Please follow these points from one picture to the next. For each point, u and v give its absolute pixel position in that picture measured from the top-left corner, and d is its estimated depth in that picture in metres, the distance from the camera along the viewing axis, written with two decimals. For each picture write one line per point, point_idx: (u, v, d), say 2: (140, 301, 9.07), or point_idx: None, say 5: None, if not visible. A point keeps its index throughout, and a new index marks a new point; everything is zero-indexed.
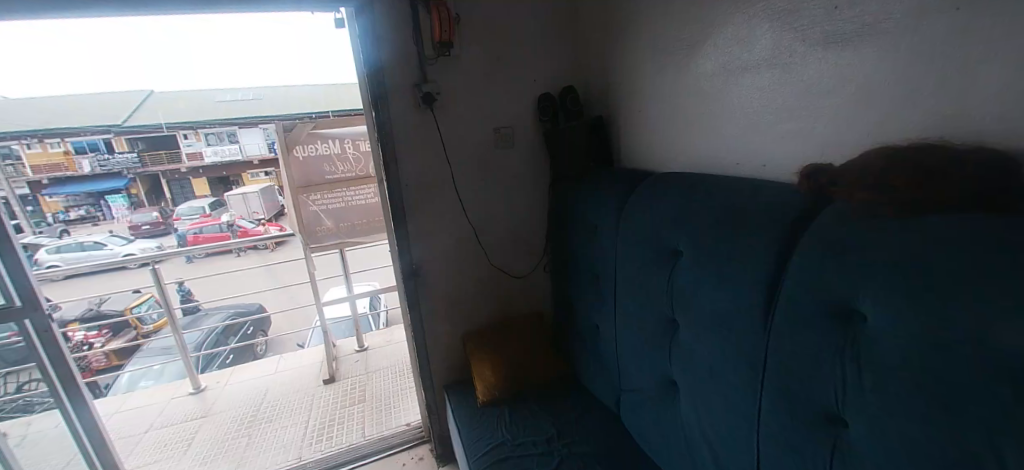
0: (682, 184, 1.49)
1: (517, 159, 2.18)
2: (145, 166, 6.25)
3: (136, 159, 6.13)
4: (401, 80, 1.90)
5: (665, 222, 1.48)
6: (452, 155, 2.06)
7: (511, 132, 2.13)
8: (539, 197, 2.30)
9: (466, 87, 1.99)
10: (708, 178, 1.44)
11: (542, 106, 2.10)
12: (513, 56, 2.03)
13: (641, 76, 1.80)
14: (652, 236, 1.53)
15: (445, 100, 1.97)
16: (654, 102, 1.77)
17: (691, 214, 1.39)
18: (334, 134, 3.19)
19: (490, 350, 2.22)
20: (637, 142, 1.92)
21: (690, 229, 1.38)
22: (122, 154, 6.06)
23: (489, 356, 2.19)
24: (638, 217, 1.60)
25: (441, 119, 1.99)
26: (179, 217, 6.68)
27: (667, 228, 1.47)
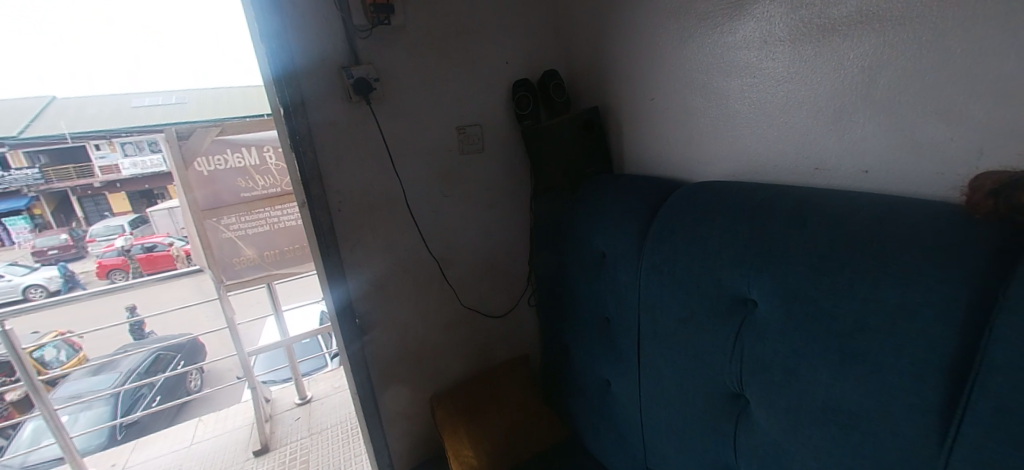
0: (743, 200, 1.03)
1: (488, 168, 1.65)
2: (49, 180, 4.93)
3: (38, 175, 4.81)
4: (319, 60, 1.31)
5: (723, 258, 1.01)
6: (401, 167, 1.50)
7: (479, 132, 1.59)
8: (519, 215, 1.77)
9: (414, 72, 1.44)
10: (783, 191, 0.99)
11: (518, 98, 1.57)
12: (477, 30, 1.50)
13: (658, 53, 1.33)
14: (704, 275, 1.06)
15: (386, 91, 1.41)
16: (677, 87, 1.30)
17: (770, 247, 0.93)
18: (246, 140, 2.50)
19: (467, 419, 1.67)
20: (648, 142, 1.44)
21: (769, 269, 0.92)
22: (19, 171, 4.72)
23: (466, 429, 1.64)
24: (674, 248, 1.13)
25: (381, 118, 1.43)
26: (94, 238, 5.38)
27: (728, 266, 1.00)
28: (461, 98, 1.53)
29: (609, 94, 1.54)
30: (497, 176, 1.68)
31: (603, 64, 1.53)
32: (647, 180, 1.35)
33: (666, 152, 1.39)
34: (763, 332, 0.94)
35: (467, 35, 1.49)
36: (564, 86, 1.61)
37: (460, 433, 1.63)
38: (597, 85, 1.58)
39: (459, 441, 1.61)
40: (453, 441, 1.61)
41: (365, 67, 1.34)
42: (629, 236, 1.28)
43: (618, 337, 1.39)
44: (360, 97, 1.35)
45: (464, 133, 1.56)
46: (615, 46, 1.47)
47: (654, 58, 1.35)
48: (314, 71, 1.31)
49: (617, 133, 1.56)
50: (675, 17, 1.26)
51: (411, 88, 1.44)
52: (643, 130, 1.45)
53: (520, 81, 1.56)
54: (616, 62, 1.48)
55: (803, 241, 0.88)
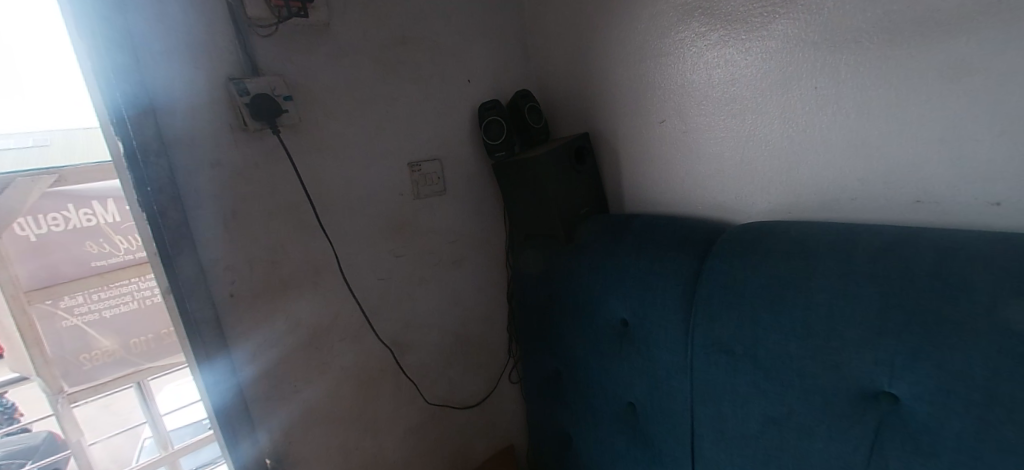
0: (856, 251, 0.72)
1: (452, 215, 1.23)
2: None
3: None
4: (190, 65, 0.81)
5: (849, 337, 0.68)
6: (331, 223, 1.01)
7: (438, 169, 1.18)
8: (492, 274, 1.36)
9: (346, 88, 1.00)
10: (916, 234, 0.69)
11: (487, 124, 1.19)
12: (429, 37, 1.12)
13: (670, 63, 1.04)
14: (816, 362, 0.72)
15: (305, 115, 0.95)
16: (701, 104, 1.01)
17: (937, 323, 0.61)
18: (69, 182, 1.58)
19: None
20: (662, 175, 1.12)
21: (946, 356, 0.60)
22: None
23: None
24: (757, 323, 0.78)
25: (298, 154, 0.95)
26: None
27: (859, 348, 0.68)
28: (412, 124, 1.12)
29: (598, 118, 1.23)
30: (464, 225, 1.26)
31: (589, 81, 1.23)
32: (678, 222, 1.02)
33: (689, 186, 1.07)
34: (936, 449, 0.62)
35: (417, 42, 1.10)
36: (540, 111, 1.28)
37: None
38: (581, 108, 1.27)
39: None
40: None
41: (271, 79, 0.89)
42: (671, 302, 0.92)
43: (659, 440, 1.01)
44: (263, 123, 0.87)
45: (418, 171, 1.14)
46: (606, 58, 1.17)
47: (664, 70, 1.05)
48: (183, 85, 0.81)
49: (612, 165, 1.24)
50: (692, 17, 0.98)
51: (342, 110, 1.00)
52: (653, 161, 1.13)
53: (488, 104, 1.20)
54: (608, 77, 1.18)
55: (1006, 314, 0.57)
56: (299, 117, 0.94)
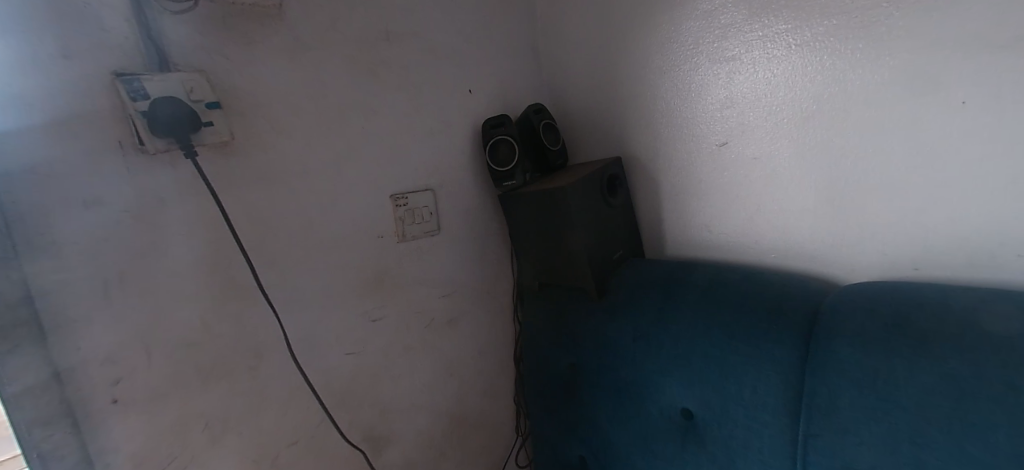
0: None
1: (448, 262, 0.94)
2: None
3: None
4: (48, 50, 0.52)
5: None
6: (277, 281, 0.71)
7: (431, 202, 0.89)
8: (498, 334, 1.06)
9: (304, 95, 0.72)
10: None
11: (494, 145, 0.93)
12: (421, 35, 0.86)
13: (736, 70, 0.80)
14: None
15: (242, 131, 0.66)
16: (780, 124, 0.77)
17: None
18: None
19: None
20: (722, 211, 0.88)
21: None
22: None
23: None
24: (919, 449, 0.51)
25: (228, 185, 0.66)
26: None
27: None
28: (396, 144, 0.84)
29: (634, 139, 0.98)
30: (463, 273, 0.97)
31: (621, 95, 0.98)
32: (756, 277, 0.76)
33: (762, 228, 0.83)
34: None
35: (404, 39, 0.84)
36: (556, 130, 1.03)
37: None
38: (610, 127, 1.02)
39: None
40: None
41: (186, 79, 0.60)
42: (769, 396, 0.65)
43: None
44: (170, 143, 0.59)
45: (405, 205, 0.85)
46: (647, 65, 0.92)
47: (727, 79, 0.81)
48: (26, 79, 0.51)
49: (652, 199, 0.98)
50: (768, 10, 0.74)
51: (298, 124, 0.72)
52: (710, 194, 0.88)
53: (494, 120, 0.95)
54: (648, 89, 0.93)
55: None
56: (231, 133, 0.65)
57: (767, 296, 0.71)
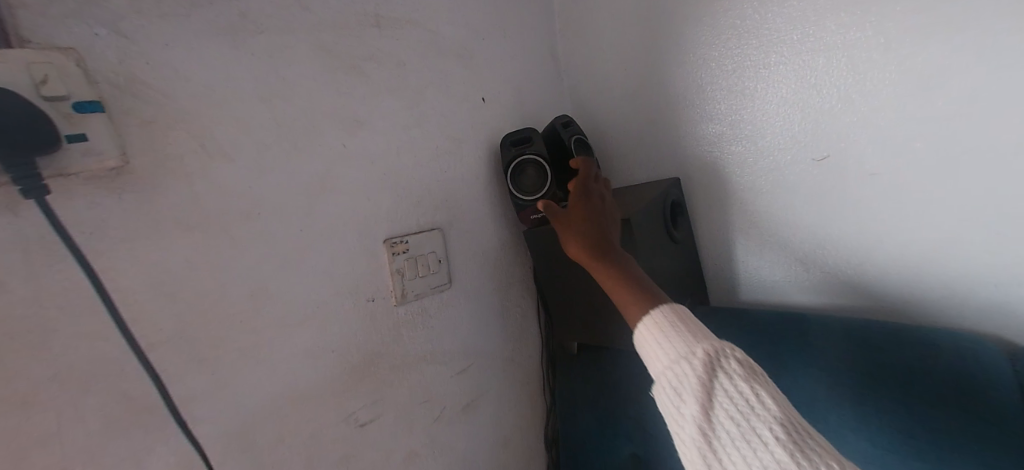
0: None
1: (463, 326, 0.69)
2: None
3: None
4: None
5: None
6: (208, 392, 0.43)
7: (439, 245, 0.64)
8: (527, 414, 0.80)
9: (256, 96, 0.47)
10: None
11: (519, 170, 0.70)
12: (423, 24, 0.64)
13: (836, 64, 0.62)
14: None
15: (150, 151, 0.40)
16: (906, 130, 0.59)
17: None
18: None
19: (607, 228, 0.59)
20: (840, 242, 0.68)
21: None
22: None
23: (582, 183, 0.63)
24: None
25: (117, 239, 0.38)
26: None
27: None
28: (390, 168, 0.59)
29: (690, 157, 0.78)
30: (482, 340, 0.72)
31: (670, 103, 0.79)
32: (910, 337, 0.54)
33: (883, 263, 0.64)
34: None
35: (399, 27, 0.61)
36: (589, 147, 0.81)
37: (676, 310, 0.47)
38: (657, 143, 0.82)
39: (680, 318, 0.46)
40: (747, 389, 0.39)
41: (37, 60, 0.33)
42: None
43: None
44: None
45: (405, 252, 0.60)
46: (704, 65, 0.74)
47: (823, 76, 0.63)
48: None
49: (721, 229, 0.78)
50: None
51: (246, 140, 0.46)
52: (804, 222, 0.70)
53: (514, 136, 0.72)
54: (708, 94, 0.74)
55: None
56: (128, 156, 0.38)
57: (946, 363, 0.49)
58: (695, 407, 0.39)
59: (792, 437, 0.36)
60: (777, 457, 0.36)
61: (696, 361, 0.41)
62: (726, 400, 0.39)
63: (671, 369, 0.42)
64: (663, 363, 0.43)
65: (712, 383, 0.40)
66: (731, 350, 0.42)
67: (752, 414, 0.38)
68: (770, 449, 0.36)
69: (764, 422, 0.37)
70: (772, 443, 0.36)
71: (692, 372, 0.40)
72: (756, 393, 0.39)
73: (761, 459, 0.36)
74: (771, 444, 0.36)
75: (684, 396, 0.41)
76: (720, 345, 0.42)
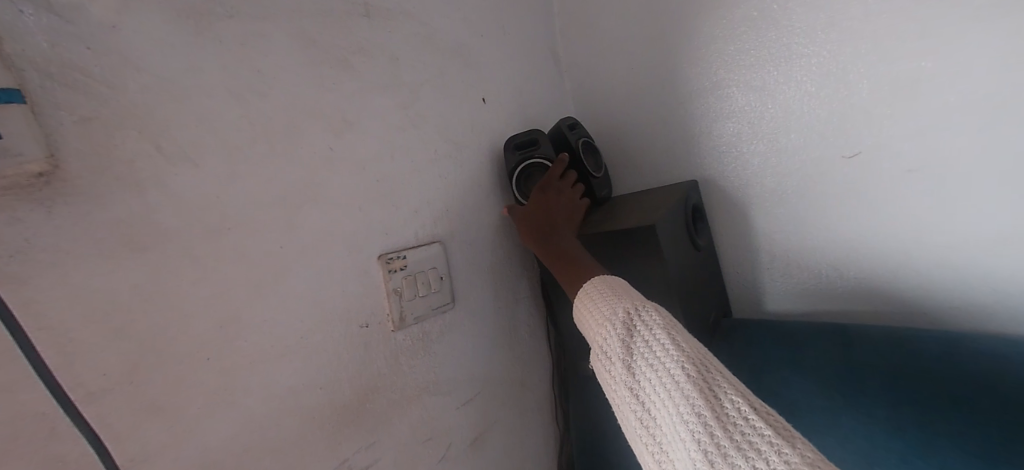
0: None
1: (468, 351, 0.61)
2: None
3: None
4: None
5: None
6: (165, 449, 0.35)
7: (440, 260, 0.57)
8: (540, 446, 0.72)
9: (226, 91, 0.40)
10: None
11: (527, 176, 0.64)
12: (417, 17, 0.58)
13: (863, 54, 0.58)
14: None
15: (91, 154, 0.32)
16: (944, 121, 0.55)
17: None
18: None
19: (558, 223, 0.59)
20: (880, 247, 0.62)
21: None
22: None
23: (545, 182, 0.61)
24: None
25: (45, 263, 0.30)
26: None
27: None
28: (385, 175, 0.52)
29: (706, 159, 0.73)
30: (489, 365, 0.64)
31: (681, 101, 0.74)
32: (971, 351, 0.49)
33: (925, 267, 0.59)
34: None
35: (391, 19, 0.55)
36: (597, 151, 0.75)
37: (610, 284, 0.46)
38: (670, 145, 0.77)
39: (610, 287, 0.45)
40: (661, 333, 0.36)
41: None
42: None
43: None
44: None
45: (402, 269, 0.53)
46: (716, 60, 0.69)
47: (851, 68, 0.59)
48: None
49: (743, 235, 0.73)
50: None
51: (214, 142, 0.39)
52: (834, 224, 0.65)
53: (519, 139, 0.66)
54: (724, 91, 0.69)
55: None
56: (58, 157, 0.31)
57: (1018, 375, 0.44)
58: (618, 363, 0.38)
59: (702, 374, 0.32)
60: (687, 393, 0.32)
61: (616, 320, 0.40)
62: (646, 355, 0.36)
63: (599, 334, 0.41)
64: (593, 331, 0.42)
65: (631, 338, 0.38)
66: (652, 306, 0.40)
67: (662, 355, 0.35)
68: (681, 386, 0.32)
69: (675, 362, 0.34)
70: (682, 379, 0.33)
71: (613, 331, 0.39)
72: (669, 337, 0.36)
73: (675, 401, 0.32)
74: (681, 381, 0.33)
75: (611, 359, 0.38)
76: (642, 303, 0.40)
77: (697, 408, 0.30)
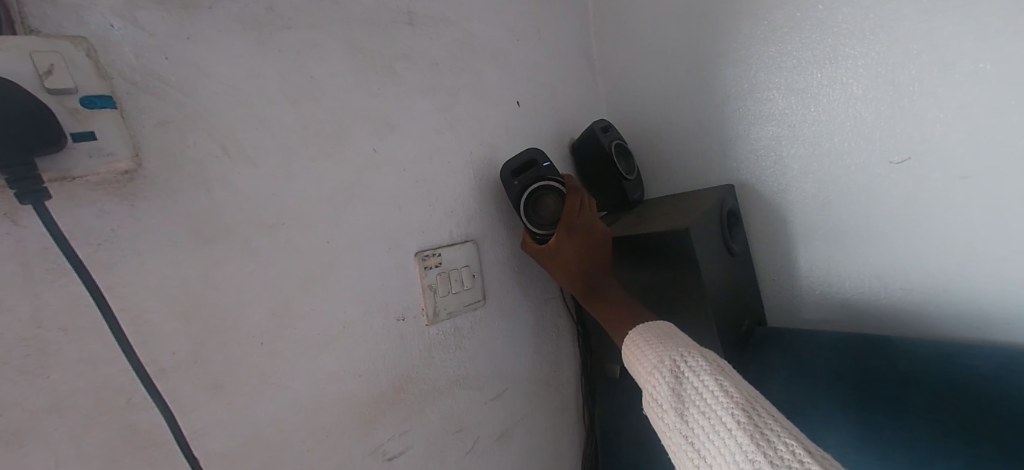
0: None
1: (498, 348, 0.63)
2: None
3: None
4: None
5: None
6: (222, 423, 0.38)
7: (472, 259, 0.59)
8: (564, 445, 0.73)
9: (283, 96, 0.43)
10: None
11: (539, 204, 0.58)
12: (457, 24, 0.60)
13: (916, 56, 0.56)
14: None
15: (168, 154, 0.36)
16: (1004, 126, 0.52)
17: None
18: None
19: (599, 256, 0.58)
20: (928, 256, 0.59)
21: None
22: None
23: (567, 215, 0.55)
24: None
25: (126, 250, 0.34)
26: None
27: None
28: (423, 175, 0.55)
29: (743, 164, 0.72)
30: (518, 363, 0.65)
31: (718, 106, 0.73)
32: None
33: (981, 281, 0.56)
34: None
35: (433, 27, 0.57)
36: (630, 154, 0.76)
37: (659, 329, 0.47)
38: (705, 149, 0.76)
39: (658, 334, 0.46)
40: (709, 379, 0.36)
41: (42, 47, 0.29)
42: None
43: None
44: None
45: (437, 267, 0.55)
46: (756, 63, 0.68)
47: (902, 69, 0.57)
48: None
49: (781, 243, 0.71)
50: None
51: (272, 143, 0.42)
52: (881, 234, 0.62)
53: (515, 164, 0.60)
54: (764, 93, 0.68)
55: None
56: (141, 157, 0.34)
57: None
58: (669, 410, 0.37)
59: (753, 420, 0.31)
60: (741, 442, 0.31)
61: (665, 369, 0.40)
62: (696, 401, 0.36)
63: (649, 382, 0.41)
64: (645, 380, 0.42)
65: (680, 385, 0.38)
66: (699, 351, 0.40)
67: (712, 402, 0.34)
68: (733, 433, 0.31)
69: (723, 406, 0.33)
70: (733, 426, 0.32)
71: (662, 379, 0.39)
72: (719, 383, 0.35)
73: (729, 450, 0.31)
74: (733, 429, 0.32)
75: (664, 408, 0.38)
76: (690, 349, 0.40)
77: (749, 454, 0.30)
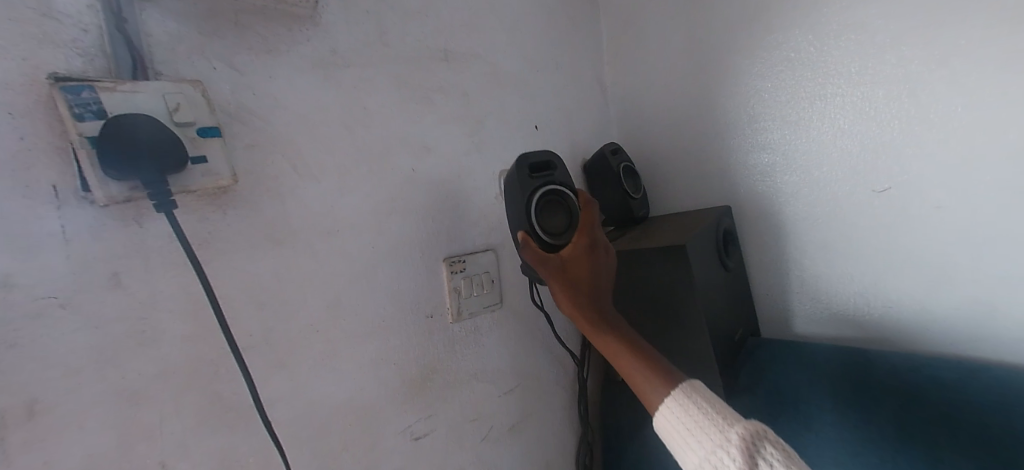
0: None
1: (512, 347, 0.70)
2: None
3: None
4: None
5: None
6: (285, 396, 0.46)
7: (492, 266, 0.66)
8: (570, 439, 0.79)
9: (341, 124, 0.51)
10: None
11: (548, 210, 0.54)
12: (485, 59, 0.68)
13: (896, 97, 0.63)
14: None
15: (252, 172, 0.44)
16: (971, 162, 0.58)
17: None
18: None
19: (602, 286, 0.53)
20: (904, 278, 0.65)
21: None
22: None
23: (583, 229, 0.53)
24: None
25: (219, 250, 0.42)
26: None
27: None
28: (452, 190, 0.62)
29: (741, 188, 0.78)
30: (529, 361, 0.72)
31: (718, 132, 0.79)
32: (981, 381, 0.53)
33: (953, 298, 0.62)
34: None
35: (465, 61, 0.65)
36: (637, 175, 0.82)
37: (693, 391, 0.43)
38: (706, 172, 0.82)
39: (699, 398, 0.42)
40: None
41: (170, 91, 0.38)
42: None
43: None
44: (133, 187, 0.36)
45: (462, 272, 0.62)
46: (754, 95, 0.75)
47: (883, 108, 0.64)
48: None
49: (774, 260, 0.77)
50: (938, 17, 0.59)
51: (331, 162, 0.50)
52: (865, 255, 0.68)
53: (531, 159, 0.55)
54: (761, 123, 0.75)
55: None
56: (236, 176, 0.42)
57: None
58: None
59: None
60: None
61: (735, 451, 0.37)
62: None
63: (707, 459, 0.37)
64: (697, 452, 0.38)
65: None
66: (762, 431, 0.38)
67: None
68: None
69: None
70: None
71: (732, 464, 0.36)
72: None
73: None
74: None
75: None
76: (753, 427, 0.38)
77: None
